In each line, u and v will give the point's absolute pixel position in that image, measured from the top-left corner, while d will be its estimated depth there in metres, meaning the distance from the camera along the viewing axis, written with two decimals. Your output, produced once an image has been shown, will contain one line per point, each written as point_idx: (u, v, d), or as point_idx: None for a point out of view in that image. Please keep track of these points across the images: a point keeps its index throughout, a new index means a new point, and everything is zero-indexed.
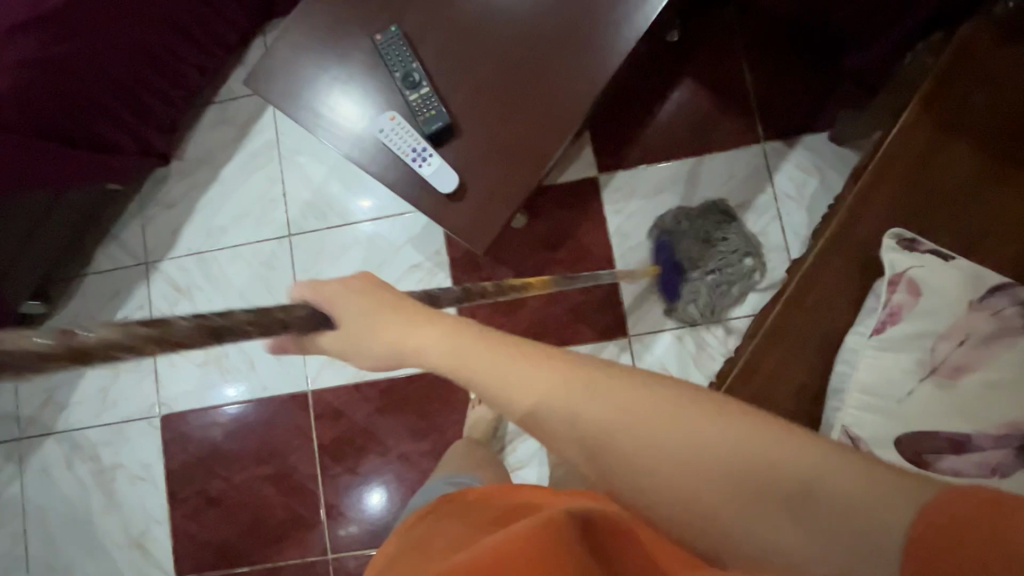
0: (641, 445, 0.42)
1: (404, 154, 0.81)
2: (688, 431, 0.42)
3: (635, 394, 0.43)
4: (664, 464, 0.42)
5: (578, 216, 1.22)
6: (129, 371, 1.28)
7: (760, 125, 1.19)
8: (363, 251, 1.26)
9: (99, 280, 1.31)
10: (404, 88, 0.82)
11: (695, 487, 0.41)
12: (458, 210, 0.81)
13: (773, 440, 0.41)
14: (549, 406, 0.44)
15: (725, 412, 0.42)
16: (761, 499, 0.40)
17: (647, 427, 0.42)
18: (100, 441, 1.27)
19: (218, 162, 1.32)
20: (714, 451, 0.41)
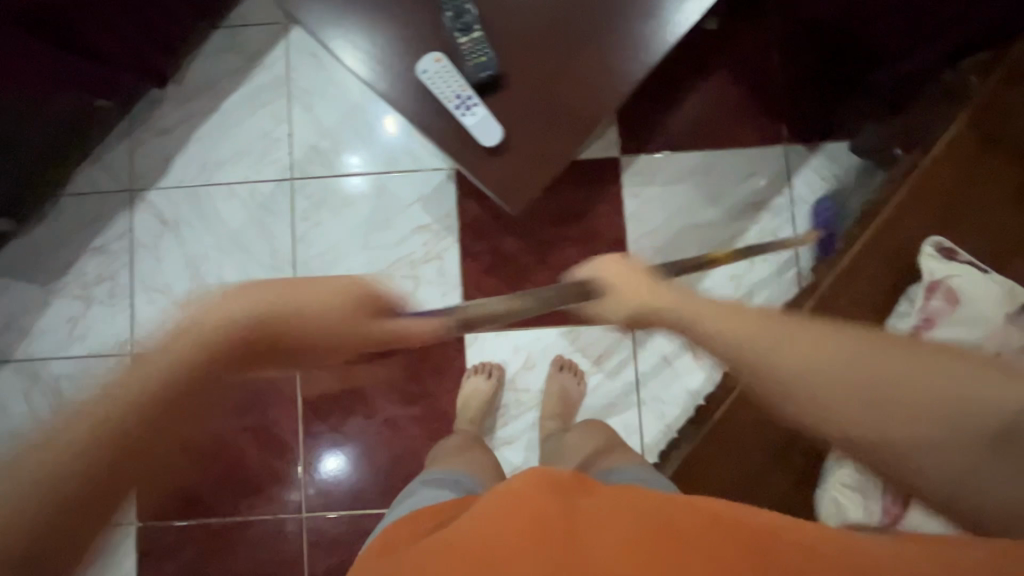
0: (839, 378, 0.49)
1: (447, 100, 0.76)
2: (882, 364, 0.48)
3: (839, 339, 0.51)
4: (860, 399, 0.48)
5: (597, 196, 1.19)
6: (104, 304, 1.20)
7: (786, 126, 1.19)
8: (369, 204, 1.21)
9: (77, 203, 1.22)
10: (454, 31, 0.77)
11: (889, 420, 0.47)
12: (495, 167, 0.78)
13: (945, 375, 0.47)
14: (737, 342, 0.53)
15: (926, 356, 0.49)
16: (957, 432, 0.46)
17: (859, 367, 0.49)
18: (63, 375, 1.19)
19: (220, 91, 1.23)
20: (912, 389, 0.47)
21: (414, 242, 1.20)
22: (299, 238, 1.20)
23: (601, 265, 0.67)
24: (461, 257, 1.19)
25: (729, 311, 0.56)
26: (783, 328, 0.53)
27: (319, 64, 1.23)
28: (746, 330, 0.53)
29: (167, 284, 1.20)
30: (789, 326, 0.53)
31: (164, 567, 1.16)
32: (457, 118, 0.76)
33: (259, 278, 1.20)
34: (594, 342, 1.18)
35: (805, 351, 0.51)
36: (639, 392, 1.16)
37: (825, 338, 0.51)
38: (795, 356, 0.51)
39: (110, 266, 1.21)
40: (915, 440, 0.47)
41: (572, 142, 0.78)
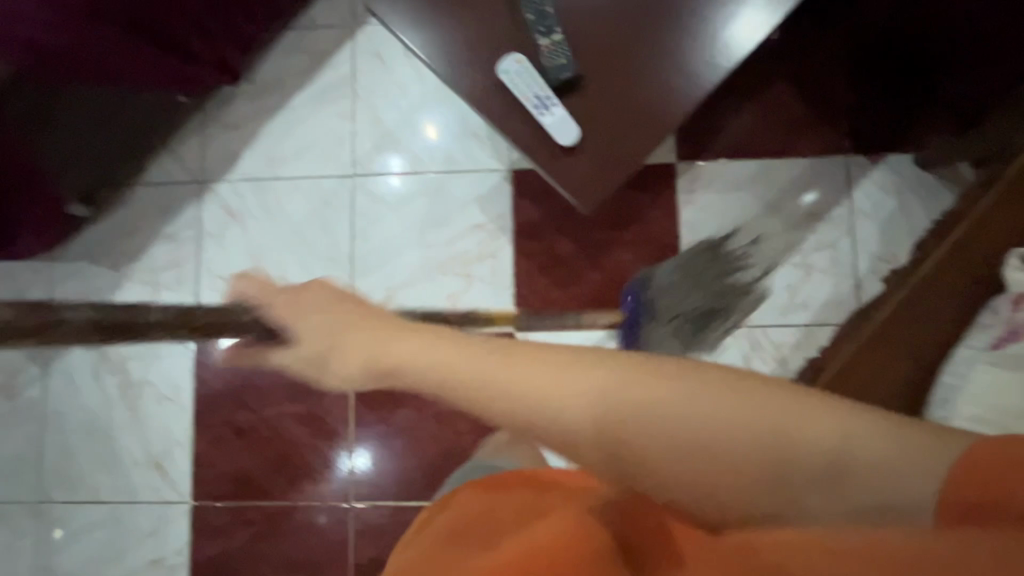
0: (659, 435, 0.40)
1: (526, 99, 0.80)
2: (683, 401, 0.40)
3: (617, 381, 0.42)
4: (695, 458, 0.40)
5: (651, 201, 1.20)
6: (171, 290, 1.25)
7: (848, 136, 1.18)
8: (426, 201, 1.23)
9: (151, 192, 1.28)
10: (535, 33, 0.80)
11: (715, 479, 0.40)
12: (570, 166, 0.80)
13: (807, 415, 0.39)
14: (557, 406, 0.42)
15: (746, 387, 0.41)
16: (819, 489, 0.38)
17: (631, 416, 0.41)
18: (131, 356, 1.25)
19: (288, 89, 1.28)
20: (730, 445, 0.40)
21: (468, 240, 1.22)
22: (358, 232, 1.24)
23: (309, 290, 0.53)
24: (514, 256, 1.21)
25: (495, 355, 0.45)
26: (547, 367, 0.44)
27: (383, 65, 1.27)
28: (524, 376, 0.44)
29: (231, 273, 1.25)
30: (595, 369, 0.43)
31: (215, 547, 1.19)
32: (535, 117, 0.80)
33: (319, 270, 1.23)
34: None
35: (585, 390, 0.42)
36: None
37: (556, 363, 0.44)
38: (571, 398, 0.42)
39: (179, 254, 1.26)
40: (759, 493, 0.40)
41: (642, 144, 0.80)
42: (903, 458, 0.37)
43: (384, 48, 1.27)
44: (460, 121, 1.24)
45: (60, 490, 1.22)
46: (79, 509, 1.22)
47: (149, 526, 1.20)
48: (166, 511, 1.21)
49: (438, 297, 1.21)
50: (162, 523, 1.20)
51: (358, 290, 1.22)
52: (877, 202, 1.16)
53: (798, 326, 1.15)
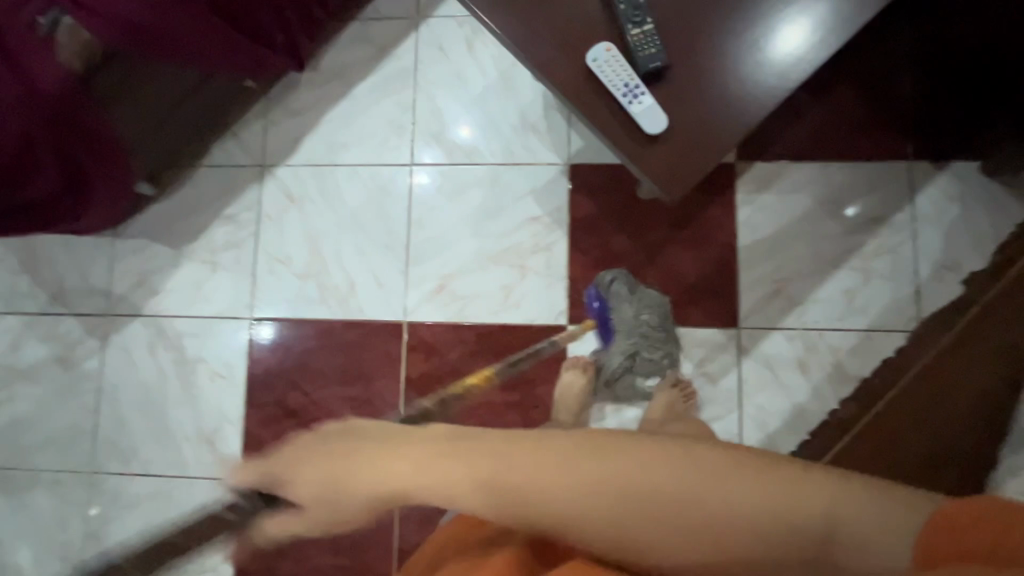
0: (613, 522, 0.43)
1: (615, 87, 0.81)
2: (665, 476, 0.43)
3: (608, 455, 0.44)
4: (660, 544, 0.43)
5: (710, 199, 1.20)
6: (227, 270, 1.28)
7: (912, 141, 1.17)
8: (483, 192, 1.24)
9: (212, 173, 1.31)
10: (627, 22, 0.82)
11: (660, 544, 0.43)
12: (654, 154, 0.82)
13: (746, 484, 0.42)
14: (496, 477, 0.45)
15: (729, 468, 0.43)
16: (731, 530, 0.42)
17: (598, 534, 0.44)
18: (186, 332, 1.27)
19: (350, 79, 1.30)
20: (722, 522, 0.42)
21: (523, 232, 1.23)
22: (414, 220, 1.25)
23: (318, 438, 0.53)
24: (569, 250, 1.21)
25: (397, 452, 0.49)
26: (471, 445, 0.48)
27: (445, 58, 1.29)
28: (470, 480, 0.46)
29: (288, 255, 1.27)
30: (560, 453, 0.45)
31: None
32: (624, 106, 0.81)
33: (376, 257, 1.25)
34: (697, 345, 1.17)
35: (537, 476, 0.44)
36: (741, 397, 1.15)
37: (555, 456, 0.45)
38: (523, 480, 0.44)
39: (238, 235, 1.28)
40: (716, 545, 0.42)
41: (723, 138, 0.81)
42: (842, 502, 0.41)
43: (446, 41, 1.29)
44: (520, 115, 1.25)
45: (113, 462, 1.25)
46: (130, 481, 1.24)
47: (196, 501, 1.22)
48: (215, 486, 1.22)
49: (491, 286, 1.22)
50: (210, 499, 1.22)
51: (412, 278, 1.24)
52: (943, 209, 1.15)
53: (855, 332, 1.14)
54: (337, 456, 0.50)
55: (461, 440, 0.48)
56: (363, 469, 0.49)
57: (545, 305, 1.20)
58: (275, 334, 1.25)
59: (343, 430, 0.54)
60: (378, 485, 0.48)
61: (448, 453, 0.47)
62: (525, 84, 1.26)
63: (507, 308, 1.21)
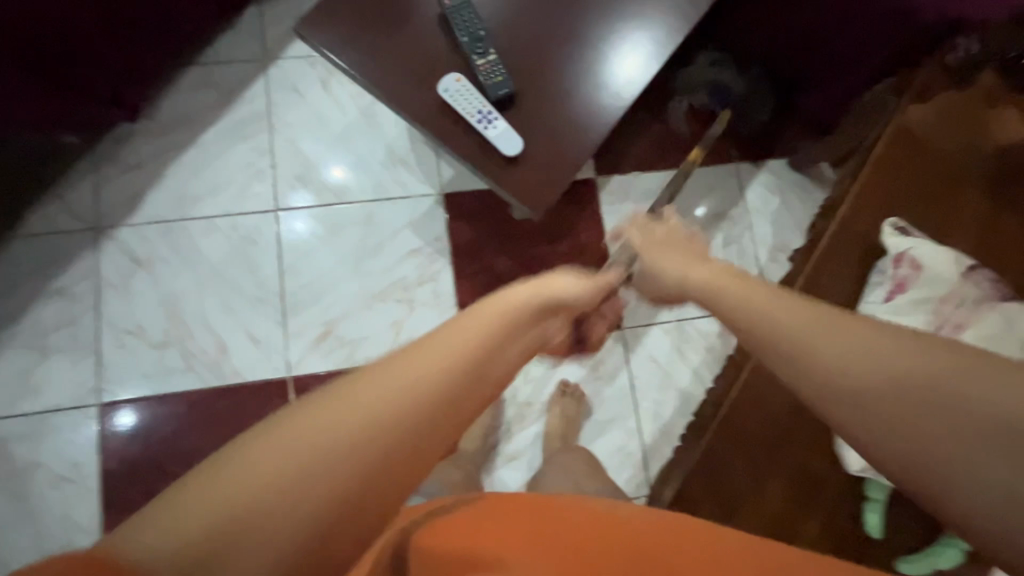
0: (838, 369, 0.38)
1: (469, 114, 0.84)
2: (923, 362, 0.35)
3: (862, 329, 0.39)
4: (854, 388, 0.37)
5: (578, 211, 1.28)
6: (62, 353, 1.09)
7: (734, 146, 1.36)
8: (359, 229, 1.21)
9: (31, 244, 1.12)
10: (471, 53, 0.86)
11: (836, 375, 0.38)
12: (516, 174, 0.86)
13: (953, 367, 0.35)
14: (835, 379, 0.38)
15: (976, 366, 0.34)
16: (973, 439, 0.33)
17: (766, 298, 0.45)
18: (15, 435, 1.06)
19: (196, 126, 1.21)
20: (907, 367, 0.36)
21: (406, 265, 1.21)
22: (286, 267, 1.18)
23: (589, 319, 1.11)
24: (455, 277, 1.21)
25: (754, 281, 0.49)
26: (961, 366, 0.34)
27: (301, 100, 1.25)
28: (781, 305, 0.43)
29: (141, 324, 1.12)
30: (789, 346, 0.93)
31: None
32: (479, 131, 0.84)
33: (248, 313, 1.15)
34: (588, 352, 1.22)
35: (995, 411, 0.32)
36: (635, 394, 1.22)
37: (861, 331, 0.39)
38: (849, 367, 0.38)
39: (73, 310, 1.11)
40: (946, 454, 0.34)
41: (572, 157, 0.88)
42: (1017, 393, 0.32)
43: (300, 82, 1.26)
44: (388, 150, 1.25)
45: None
46: None
47: None
48: None
49: (380, 325, 1.18)
50: None
51: (292, 329, 1.15)
52: (766, 201, 1.34)
53: None
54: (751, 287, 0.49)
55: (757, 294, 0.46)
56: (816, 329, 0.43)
57: None
58: (133, 419, 1.09)
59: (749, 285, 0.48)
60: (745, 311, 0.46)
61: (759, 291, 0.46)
62: (388, 120, 1.26)
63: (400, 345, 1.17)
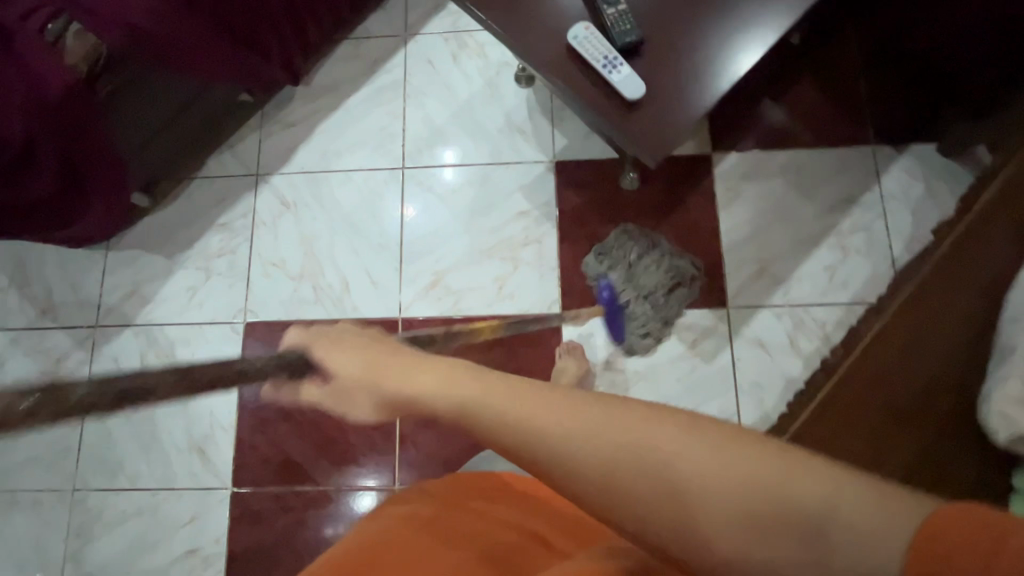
0: (644, 491, 0.38)
1: (594, 60, 0.88)
2: (741, 476, 0.36)
3: (667, 427, 0.39)
4: (648, 514, 0.38)
5: (689, 185, 1.25)
6: (220, 277, 1.28)
7: (872, 129, 1.26)
8: (474, 189, 1.29)
9: (206, 184, 1.33)
10: (601, 4, 0.90)
11: (649, 509, 0.38)
12: (637, 119, 0.88)
13: (775, 469, 0.36)
14: (618, 498, 0.38)
15: (756, 447, 0.37)
16: (765, 529, 0.36)
17: (576, 430, 0.39)
18: (179, 340, 1.26)
19: (342, 92, 1.36)
20: (704, 477, 0.37)
21: (514, 225, 1.26)
22: (406, 219, 1.28)
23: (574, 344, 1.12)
24: (560, 240, 1.25)
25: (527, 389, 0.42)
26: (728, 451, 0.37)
27: (433, 72, 1.36)
28: (594, 429, 0.39)
29: (282, 258, 1.28)
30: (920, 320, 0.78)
31: (253, 537, 1.16)
32: (604, 76, 0.87)
33: (369, 258, 1.27)
34: (689, 327, 1.19)
35: (807, 486, 0.35)
36: (736, 377, 1.16)
37: (679, 441, 0.38)
38: (642, 498, 0.38)
39: (232, 241, 1.30)
40: (735, 552, 0.36)
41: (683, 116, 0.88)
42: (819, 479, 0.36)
43: (435, 55, 1.37)
44: (507, 119, 1.32)
45: (97, 478, 1.20)
46: (116, 496, 1.19)
47: (187, 513, 1.17)
48: (206, 496, 1.18)
49: (485, 280, 1.24)
50: (199, 511, 1.17)
51: (406, 275, 1.26)
52: (907, 187, 1.22)
53: (839, 305, 1.18)
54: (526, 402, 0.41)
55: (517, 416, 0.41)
56: (630, 449, 0.38)
57: (538, 295, 1.22)
58: None
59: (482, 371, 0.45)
60: (549, 446, 0.39)
61: (522, 395, 0.41)
62: (510, 91, 1.33)
63: (502, 300, 1.23)
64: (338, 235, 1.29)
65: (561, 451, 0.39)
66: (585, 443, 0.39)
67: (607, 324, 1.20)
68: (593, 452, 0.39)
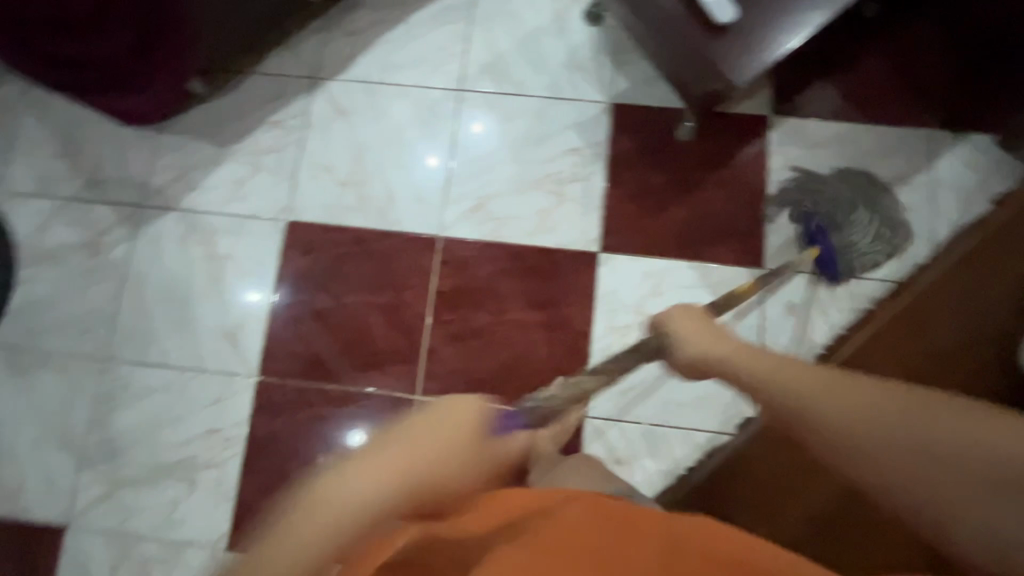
0: (860, 421, 0.53)
1: None
2: (943, 423, 0.51)
3: (871, 386, 0.55)
4: (866, 437, 0.53)
5: (742, 144, 1.25)
6: (269, 174, 1.29)
7: (933, 112, 1.25)
8: (529, 121, 1.29)
9: (264, 81, 1.32)
10: None
11: (863, 441, 0.53)
12: (724, 42, 0.93)
13: (974, 427, 0.50)
14: (834, 426, 0.54)
15: (955, 408, 0.52)
16: (957, 473, 0.50)
17: (787, 373, 0.59)
18: (221, 229, 1.28)
19: (409, 7, 1.34)
20: (927, 429, 0.51)
21: (563, 161, 1.27)
22: (456, 141, 1.29)
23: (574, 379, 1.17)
24: (607, 181, 1.25)
25: (768, 355, 0.63)
26: (941, 407, 0.52)
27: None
28: (799, 371, 0.59)
29: (331, 164, 1.29)
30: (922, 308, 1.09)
31: (272, 426, 1.19)
32: None
33: (417, 175, 1.28)
34: (722, 282, 1.20)
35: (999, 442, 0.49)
36: (762, 336, 1.18)
37: (879, 397, 0.54)
38: (852, 422, 0.54)
39: (283, 140, 1.30)
40: (929, 484, 0.51)
41: (724, 67, 0.93)
42: (1002, 436, 0.49)
43: None
44: (570, 55, 1.31)
45: (129, 350, 1.23)
46: (146, 370, 1.22)
47: (212, 395, 1.21)
48: (232, 381, 1.21)
49: (528, 210, 1.25)
50: (224, 395, 1.21)
51: (451, 196, 1.26)
52: (958, 175, 1.22)
53: (874, 280, 1.19)
54: (764, 362, 0.62)
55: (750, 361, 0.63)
56: (829, 388, 0.56)
57: (579, 232, 1.24)
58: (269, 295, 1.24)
59: (756, 349, 0.65)
60: (752, 384, 0.61)
61: (753, 354, 0.64)
62: (578, 28, 1.32)
63: (542, 231, 1.24)
64: (388, 148, 1.29)
65: (793, 395, 0.57)
66: (786, 387, 0.58)
67: (646, 268, 1.21)
68: (805, 387, 0.57)
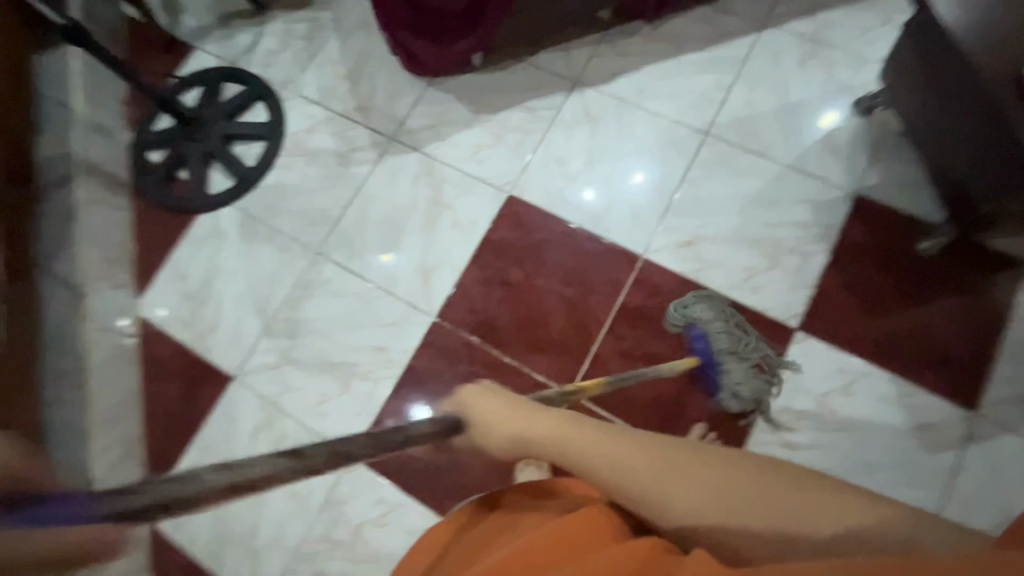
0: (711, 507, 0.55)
1: None
2: (781, 500, 0.54)
3: (714, 472, 0.56)
4: (721, 522, 0.54)
5: (987, 279, 1.18)
6: (506, 148, 1.41)
7: None
8: (764, 182, 1.30)
9: (531, 70, 1.45)
10: None
11: (713, 524, 0.54)
12: None
13: (804, 501, 0.53)
14: (681, 512, 0.55)
15: (788, 485, 0.55)
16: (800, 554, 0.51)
17: (639, 455, 0.58)
18: (450, 180, 1.40)
19: (683, 47, 1.42)
20: (773, 514, 0.53)
21: (788, 230, 1.26)
22: (686, 177, 1.33)
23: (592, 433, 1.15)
24: (828, 265, 1.23)
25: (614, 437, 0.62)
26: (756, 476, 0.55)
27: (777, 65, 1.37)
28: (644, 457, 0.58)
29: (565, 158, 1.38)
30: None
31: (433, 366, 1.27)
32: None
33: (639, 194, 1.33)
34: (921, 409, 1.13)
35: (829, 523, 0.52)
36: (949, 480, 1.10)
37: (704, 470, 0.56)
38: (704, 508, 0.55)
39: (530, 124, 1.42)
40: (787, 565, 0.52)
41: None
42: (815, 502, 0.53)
43: (785, 51, 1.38)
44: (828, 136, 1.31)
45: (337, 252, 1.38)
46: (345, 275, 1.36)
47: (391, 316, 1.31)
48: (412, 313, 1.31)
49: (736, 263, 1.25)
50: (401, 321, 1.31)
51: (665, 224, 1.30)
52: None
53: None
54: (616, 445, 0.60)
55: (600, 446, 0.61)
56: (679, 474, 0.57)
57: (783, 303, 1.21)
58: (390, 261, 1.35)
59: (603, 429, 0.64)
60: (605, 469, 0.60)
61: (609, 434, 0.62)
62: (843, 114, 1.32)
63: (744, 288, 1.23)
64: (621, 163, 1.36)
65: (657, 491, 0.57)
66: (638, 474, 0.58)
67: (841, 363, 1.17)
68: (650, 469, 0.57)
